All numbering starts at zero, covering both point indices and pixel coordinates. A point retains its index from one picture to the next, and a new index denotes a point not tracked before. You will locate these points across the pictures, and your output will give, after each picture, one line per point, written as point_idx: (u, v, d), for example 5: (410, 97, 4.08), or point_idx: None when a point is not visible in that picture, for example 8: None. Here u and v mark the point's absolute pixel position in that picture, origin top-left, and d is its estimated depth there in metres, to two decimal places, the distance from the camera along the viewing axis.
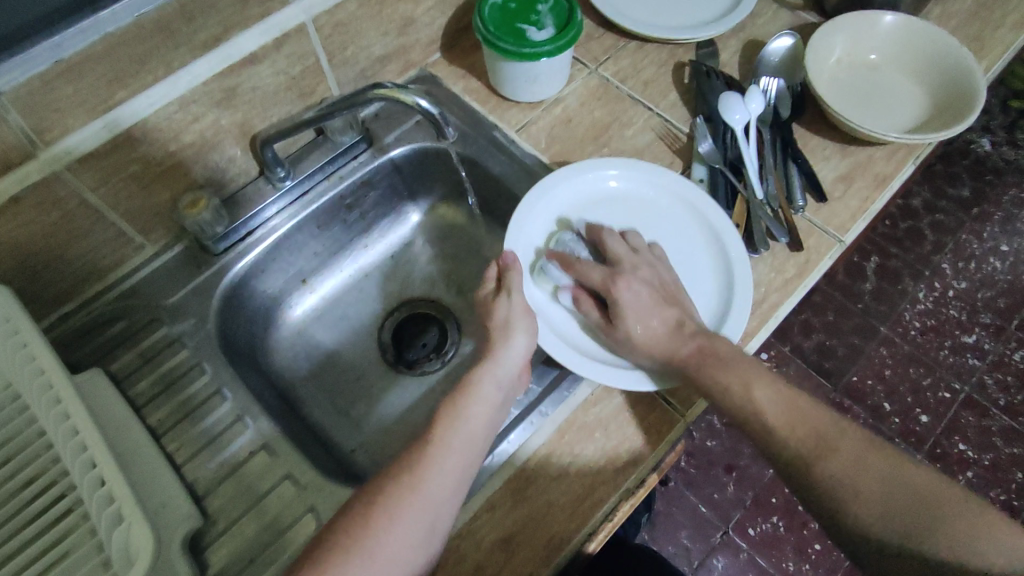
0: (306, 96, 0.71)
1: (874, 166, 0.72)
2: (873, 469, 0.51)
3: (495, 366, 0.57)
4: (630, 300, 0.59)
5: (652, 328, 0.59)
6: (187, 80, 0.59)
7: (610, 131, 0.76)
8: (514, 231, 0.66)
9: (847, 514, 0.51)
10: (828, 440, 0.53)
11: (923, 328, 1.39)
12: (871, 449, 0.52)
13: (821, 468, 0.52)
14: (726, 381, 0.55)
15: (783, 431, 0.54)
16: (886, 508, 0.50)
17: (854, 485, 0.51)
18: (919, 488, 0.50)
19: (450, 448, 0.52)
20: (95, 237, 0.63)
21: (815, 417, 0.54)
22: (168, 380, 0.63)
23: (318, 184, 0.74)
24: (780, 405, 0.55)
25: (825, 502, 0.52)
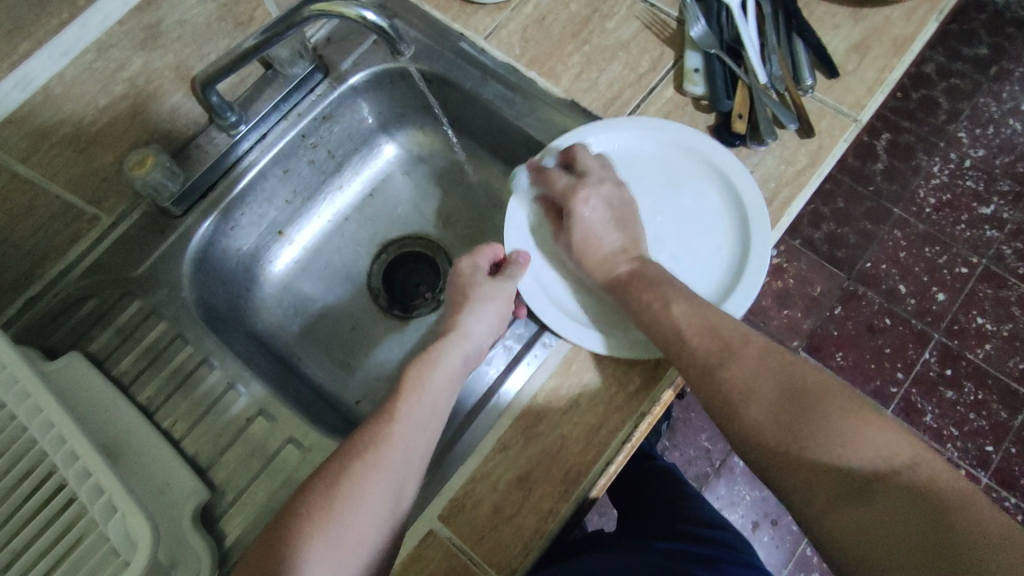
0: (244, 24, 0.63)
1: (891, 29, 0.64)
2: (767, 375, 0.50)
3: (461, 339, 0.56)
4: (589, 215, 0.58)
5: (595, 245, 0.58)
6: (101, 20, 0.51)
7: (590, 25, 0.67)
8: (509, 234, 0.61)
9: (738, 415, 0.49)
10: (730, 347, 0.51)
11: (939, 205, 1.32)
12: (768, 357, 0.51)
13: (720, 371, 0.50)
14: (648, 301, 0.54)
15: (687, 334, 0.52)
16: (775, 409, 0.48)
17: (749, 388, 0.49)
18: (813, 394, 0.48)
19: (412, 422, 0.51)
20: (41, 213, 0.57)
21: (721, 321, 0.52)
22: (151, 355, 0.60)
23: (275, 125, 0.67)
24: (693, 315, 0.52)
25: (721, 405, 0.50)
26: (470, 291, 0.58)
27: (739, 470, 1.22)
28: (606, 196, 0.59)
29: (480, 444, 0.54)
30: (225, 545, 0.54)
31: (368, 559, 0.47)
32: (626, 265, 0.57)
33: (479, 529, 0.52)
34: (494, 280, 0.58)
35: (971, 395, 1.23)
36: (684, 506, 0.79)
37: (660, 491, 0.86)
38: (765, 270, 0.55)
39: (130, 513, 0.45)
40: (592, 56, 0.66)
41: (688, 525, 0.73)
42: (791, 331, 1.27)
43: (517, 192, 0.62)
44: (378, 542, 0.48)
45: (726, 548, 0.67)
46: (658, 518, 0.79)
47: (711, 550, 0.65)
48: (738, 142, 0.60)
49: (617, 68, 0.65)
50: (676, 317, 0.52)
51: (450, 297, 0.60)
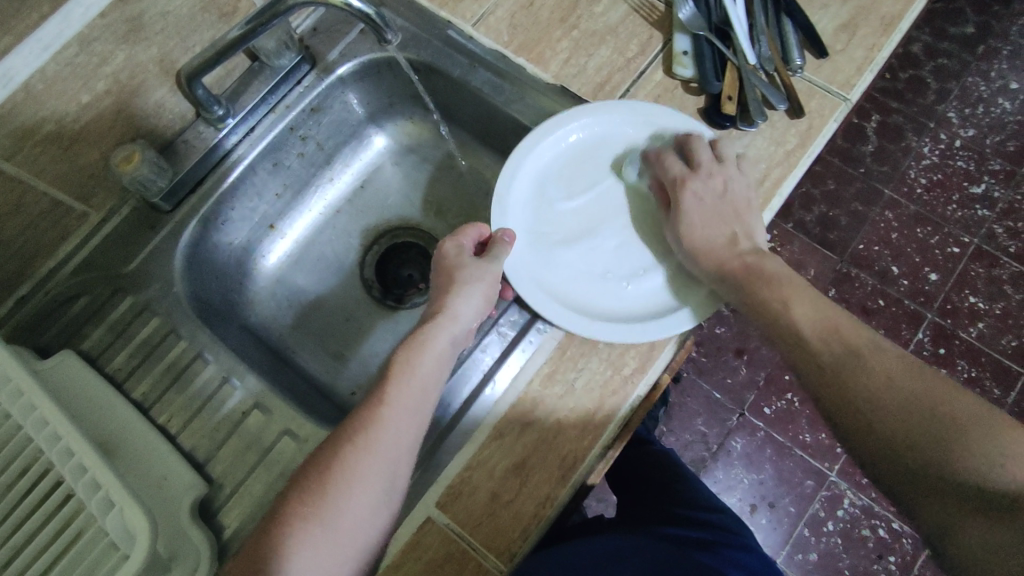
0: (228, 16, 0.62)
1: (879, 8, 0.64)
2: (902, 385, 0.49)
3: (451, 321, 0.55)
4: (695, 209, 0.57)
5: (706, 240, 0.57)
6: (81, 14, 0.53)
7: (578, 10, 0.67)
8: (496, 217, 0.59)
9: (867, 423, 0.50)
10: (857, 353, 0.51)
11: (929, 185, 1.33)
12: (901, 363, 0.50)
13: (846, 376, 0.51)
14: (771, 299, 0.55)
15: (811, 339, 0.53)
16: (902, 418, 0.48)
17: (877, 397, 0.49)
18: (946, 405, 0.48)
19: (401, 407, 0.51)
20: (27, 211, 0.57)
21: (851, 332, 0.53)
22: (144, 351, 0.60)
23: (263, 118, 0.67)
24: (816, 317, 0.54)
25: (847, 410, 0.51)
26: (454, 272, 0.57)
27: (736, 453, 1.23)
28: (714, 189, 0.57)
29: (476, 432, 0.55)
30: (224, 537, 0.54)
31: (365, 543, 0.48)
32: (738, 261, 0.56)
33: (476, 515, 0.52)
34: (479, 261, 0.57)
35: (965, 373, 1.24)
36: (679, 489, 0.81)
37: (655, 475, 0.87)
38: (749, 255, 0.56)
39: (128, 507, 0.45)
40: (580, 41, 0.66)
41: (682, 508, 0.75)
42: None
43: (506, 169, 0.59)
44: (374, 526, 0.48)
45: (722, 530, 0.69)
46: (654, 502, 0.81)
47: (710, 534, 0.67)
48: (728, 123, 0.60)
49: (605, 53, 0.65)
50: (798, 318, 0.54)
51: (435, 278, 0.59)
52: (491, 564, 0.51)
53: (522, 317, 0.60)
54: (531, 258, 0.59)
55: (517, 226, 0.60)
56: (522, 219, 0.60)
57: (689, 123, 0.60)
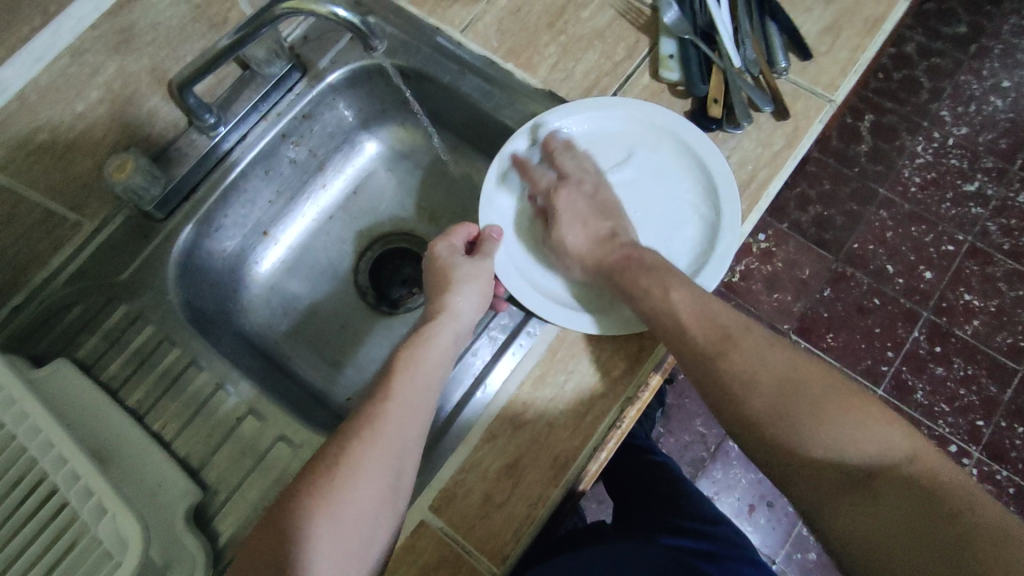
0: (219, 26, 0.63)
1: (863, 9, 0.64)
2: (767, 366, 0.50)
3: (453, 318, 0.57)
4: (566, 208, 0.61)
5: (574, 242, 0.60)
6: (72, 26, 0.52)
7: (565, 15, 0.67)
8: (484, 210, 0.61)
9: (745, 411, 0.50)
10: (732, 338, 0.52)
11: (923, 184, 1.33)
12: (766, 349, 0.51)
13: (724, 361, 0.51)
14: (647, 284, 0.54)
15: (688, 323, 0.52)
16: (779, 402, 0.49)
17: (752, 379, 0.50)
18: (812, 387, 0.49)
19: (406, 399, 0.52)
20: (20, 221, 0.57)
21: (723, 313, 0.53)
22: (139, 359, 0.60)
23: (255, 126, 0.67)
24: (694, 304, 0.53)
25: (723, 399, 0.51)
26: (448, 271, 0.58)
27: (734, 454, 1.23)
28: (585, 193, 0.61)
29: (467, 436, 0.55)
30: (219, 543, 0.54)
31: (371, 536, 0.47)
32: (619, 252, 0.58)
33: (470, 518, 0.53)
34: (473, 259, 0.58)
35: (961, 370, 1.25)
36: (684, 502, 0.79)
37: (658, 484, 0.86)
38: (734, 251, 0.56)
39: (119, 513, 0.46)
40: (568, 47, 0.66)
41: (683, 519, 0.74)
42: (782, 315, 1.28)
43: (490, 169, 0.61)
44: (380, 520, 0.48)
45: (726, 543, 0.68)
46: (658, 514, 0.79)
47: (713, 546, 0.66)
48: (715, 126, 0.61)
49: (593, 57, 0.65)
50: (675, 303, 0.53)
51: (429, 278, 0.61)
52: (485, 567, 0.52)
53: (513, 320, 0.61)
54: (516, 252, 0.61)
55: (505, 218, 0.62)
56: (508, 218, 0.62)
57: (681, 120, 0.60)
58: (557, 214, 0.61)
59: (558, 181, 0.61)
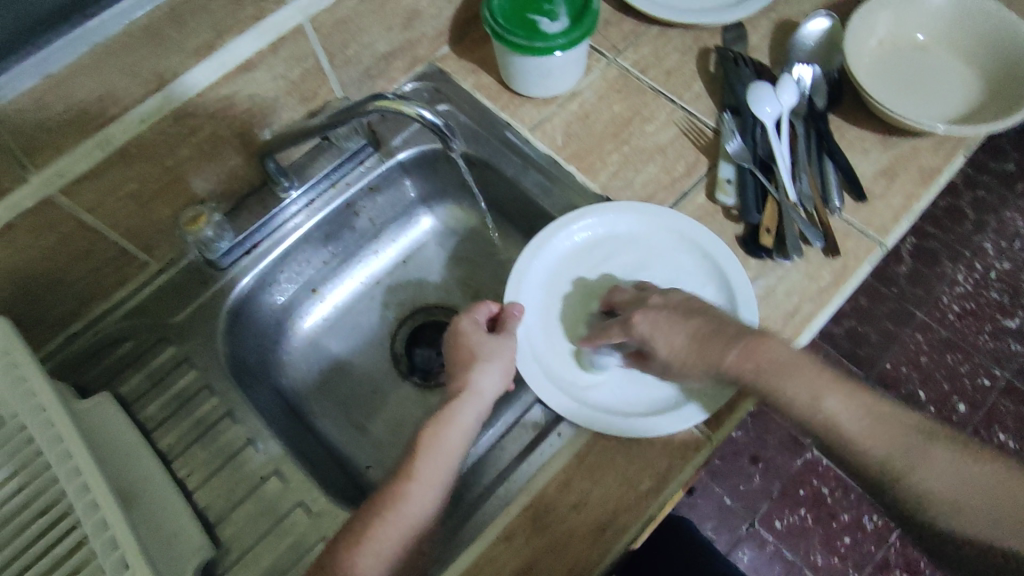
0: (308, 100, 0.67)
1: (920, 158, 0.66)
2: (964, 472, 0.47)
3: (478, 397, 0.57)
4: (648, 329, 0.56)
5: (678, 344, 0.54)
6: (181, 91, 0.56)
7: (630, 127, 0.71)
8: (510, 293, 0.63)
9: (936, 522, 0.48)
10: (914, 445, 0.48)
11: (962, 313, 1.32)
12: (957, 457, 0.48)
13: (911, 477, 0.48)
14: (793, 392, 0.50)
15: (864, 441, 0.49)
16: (983, 512, 0.47)
17: (941, 495, 0.47)
18: (1006, 489, 0.47)
19: (429, 477, 0.52)
20: (96, 258, 0.61)
21: (890, 418, 0.49)
22: (177, 403, 0.62)
23: (324, 192, 0.71)
24: (860, 412, 0.49)
25: (914, 510, 0.48)
26: (476, 349, 0.59)
27: (743, 565, 1.19)
28: (664, 308, 0.56)
29: (483, 533, 0.54)
30: None
31: None
32: (732, 350, 0.52)
33: None
34: (498, 338, 0.59)
35: None
36: None
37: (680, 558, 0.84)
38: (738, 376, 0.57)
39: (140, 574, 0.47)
40: (630, 157, 0.69)
41: None
42: None
43: (525, 249, 0.64)
44: None
45: None
46: None
47: None
48: (764, 254, 0.62)
49: (653, 170, 0.68)
50: (837, 414, 0.49)
51: (451, 354, 0.60)
52: None
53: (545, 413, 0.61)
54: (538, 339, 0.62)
55: (531, 302, 0.64)
56: (534, 297, 0.64)
57: (711, 235, 0.63)
58: (647, 339, 0.56)
59: (624, 318, 0.58)
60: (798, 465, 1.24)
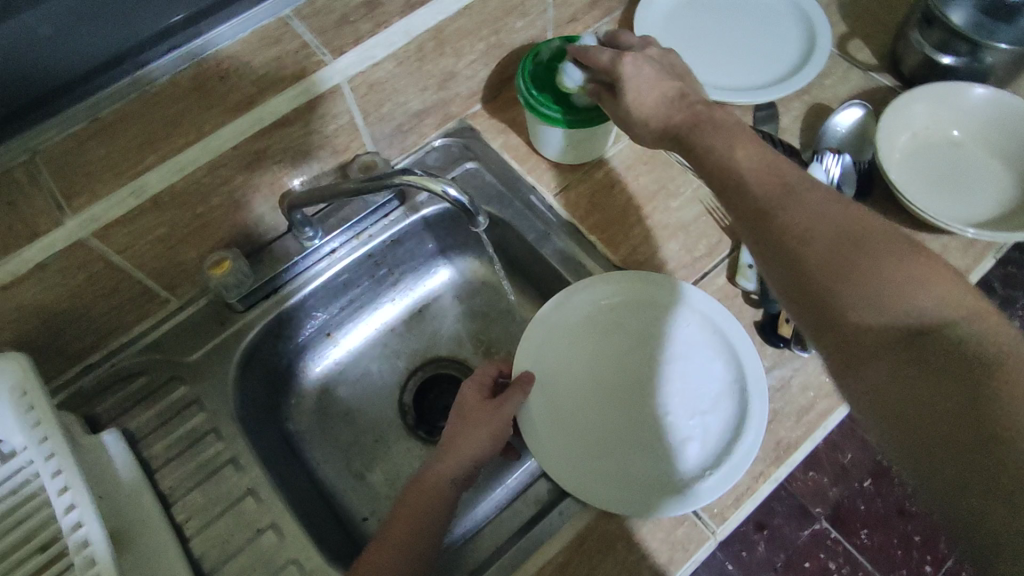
0: (339, 153, 0.69)
1: (949, 257, 0.65)
2: (828, 214, 0.45)
3: (460, 459, 0.56)
4: (633, 75, 0.55)
5: (647, 100, 0.55)
6: (218, 144, 0.58)
7: (655, 200, 0.71)
8: (519, 357, 0.63)
9: (800, 280, 0.44)
10: (793, 191, 0.46)
11: None
12: (835, 206, 0.45)
13: (794, 241, 0.45)
14: (719, 145, 0.51)
15: (752, 182, 0.48)
16: (835, 234, 0.44)
17: (808, 230, 0.45)
18: (861, 226, 0.44)
19: (405, 547, 0.51)
20: (120, 295, 0.62)
21: (791, 173, 0.48)
22: (183, 444, 0.62)
23: (347, 242, 0.72)
24: (761, 160, 0.49)
25: (783, 257, 0.45)
26: (467, 414, 0.59)
27: None
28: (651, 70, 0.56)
29: None
30: None
31: None
32: (688, 113, 0.54)
33: None
34: (492, 404, 0.58)
35: None
36: None
37: None
38: (740, 474, 0.54)
39: None
40: (653, 232, 0.69)
41: None
42: (814, 497, 1.23)
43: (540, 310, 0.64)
44: None
45: None
46: None
47: None
48: (782, 343, 0.61)
49: (674, 247, 0.68)
50: (742, 160, 0.49)
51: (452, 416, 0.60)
52: None
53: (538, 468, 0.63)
54: (545, 406, 0.60)
55: (540, 367, 0.62)
56: (544, 362, 0.63)
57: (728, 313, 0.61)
58: (627, 79, 0.56)
59: (622, 51, 0.57)
60: (805, 537, 1.20)
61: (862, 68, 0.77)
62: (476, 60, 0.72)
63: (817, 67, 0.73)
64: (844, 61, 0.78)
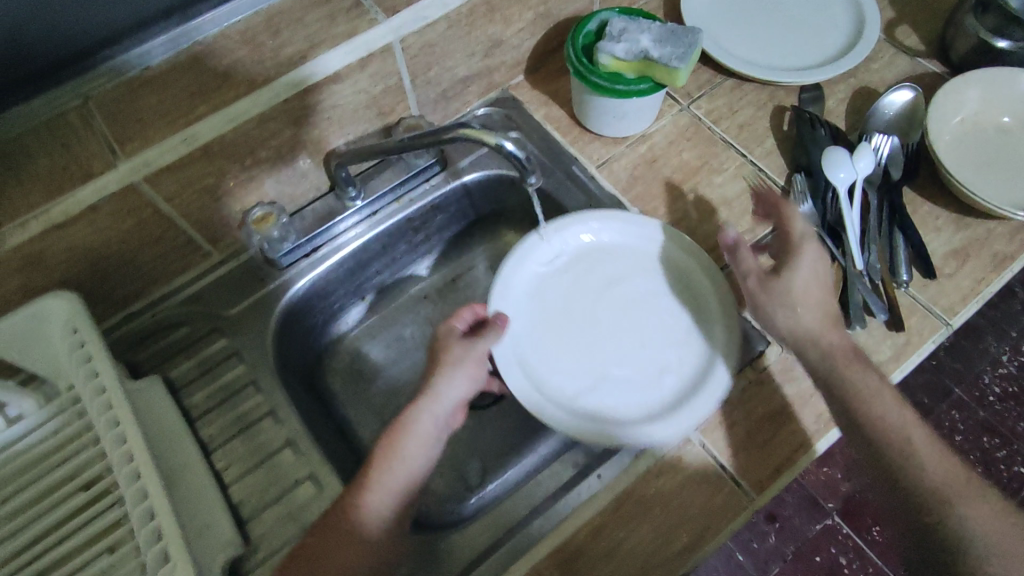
0: (385, 114, 0.69)
1: (994, 242, 0.64)
2: (945, 466, 0.50)
3: (435, 402, 0.55)
4: (809, 267, 0.56)
5: (813, 296, 0.56)
6: (270, 97, 0.58)
7: (698, 175, 0.70)
8: (498, 300, 0.63)
9: (912, 511, 0.51)
10: (921, 454, 0.51)
11: (1003, 396, 1.27)
12: (963, 481, 0.50)
13: (914, 472, 0.50)
14: (859, 387, 0.53)
15: (891, 422, 0.52)
16: (968, 527, 0.48)
17: (934, 488, 0.50)
18: (972, 500, 0.49)
19: (385, 491, 0.50)
20: (166, 245, 0.63)
21: (933, 462, 0.51)
22: (222, 395, 0.63)
23: (387, 206, 0.72)
24: (889, 421, 0.52)
25: (902, 484, 0.51)
26: (443, 353, 0.57)
27: None
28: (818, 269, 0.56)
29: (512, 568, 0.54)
30: None
31: None
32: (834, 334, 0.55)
33: None
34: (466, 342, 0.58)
35: None
36: None
37: None
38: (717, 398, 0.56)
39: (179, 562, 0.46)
40: (695, 207, 0.69)
41: None
42: (827, 491, 1.23)
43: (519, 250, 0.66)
44: None
45: None
46: None
47: None
48: None
49: (716, 221, 0.68)
50: (885, 413, 0.52)
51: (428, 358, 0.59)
52: None
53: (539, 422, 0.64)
54: (526, 344, 0.63)
55: (520, 308, 0.64)
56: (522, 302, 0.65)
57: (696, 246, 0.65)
58: (801, 273, 0.56)
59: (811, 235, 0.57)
60: (816, 531, 1.20)
61: (908, 52, 0.76)
62: (524, 28, 0.72)
63: (867, 47, 0.72)
64: (890, 45, 0.77)
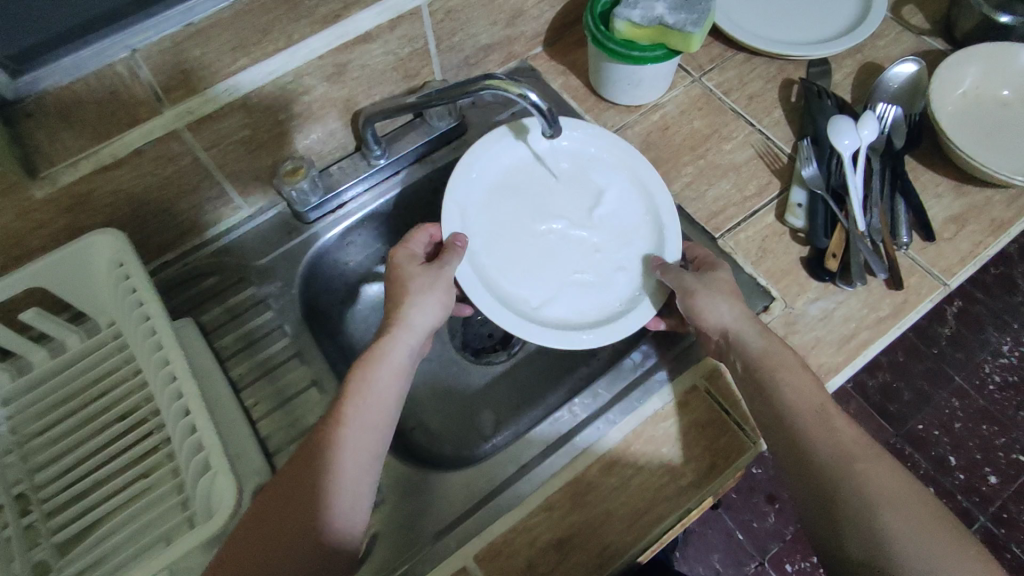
0: (410, 78, 0.72)
1: (991, 209, 0.67)
2: (842, 430, 0.49)
3: (405, 332, 0.57)
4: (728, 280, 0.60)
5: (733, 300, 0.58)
6: (306, 53, 0.61)
7: (708, 143, 0.73)
8: (448, 218, 0.63)
9: (806, 480, 0.49)
10: (823, 419, 0.50)
11: (1004, 385, 1.28)
12: (861, 442, 0.48)
13: (811, 439, 0.49)
14: (783, 361, 0.54)
15: (789, 393, 0.52)
16: (857, 489, 0.46)
17: (827, 455, 0.48)
18: (871, 463, 0.47)
19: (359, 420, 0.51)
20: (201, 194, 0.66)
21: (831, 426, 0.50)
22: (249, 339, 0.66)
23: (409, 167, 0.75)
24: (804, 395, 0.51)
25: (797, 454, 0.50)
26: (407, 281, 0.59)
27: None
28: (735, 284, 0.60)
29: (527, 500, 0.57)
30: None
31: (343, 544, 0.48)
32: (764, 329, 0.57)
33: None
34: (429, 268, 0.59)
35: None
36: None
37: None
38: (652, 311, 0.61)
39: (219, 474, 0.49)
40: (705, 172, 0.72)
41: None
42: None
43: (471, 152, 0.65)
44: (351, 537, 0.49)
45: None
46: None
47: None
48: (827, 278, 0.64)
49: (725, 186, 0.71)
50: (791, 386, 0.52)
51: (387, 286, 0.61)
52: None
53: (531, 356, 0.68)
54: (482, 251, 0.64)
55: (473, 214, 0.65)
56: (475, 206, 0.65)
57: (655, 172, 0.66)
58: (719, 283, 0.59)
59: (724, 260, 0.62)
60: None
61: (913, 31, 0.79)
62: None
63: (873, 23, 0.75)
64: (897, 24, 0.80)
